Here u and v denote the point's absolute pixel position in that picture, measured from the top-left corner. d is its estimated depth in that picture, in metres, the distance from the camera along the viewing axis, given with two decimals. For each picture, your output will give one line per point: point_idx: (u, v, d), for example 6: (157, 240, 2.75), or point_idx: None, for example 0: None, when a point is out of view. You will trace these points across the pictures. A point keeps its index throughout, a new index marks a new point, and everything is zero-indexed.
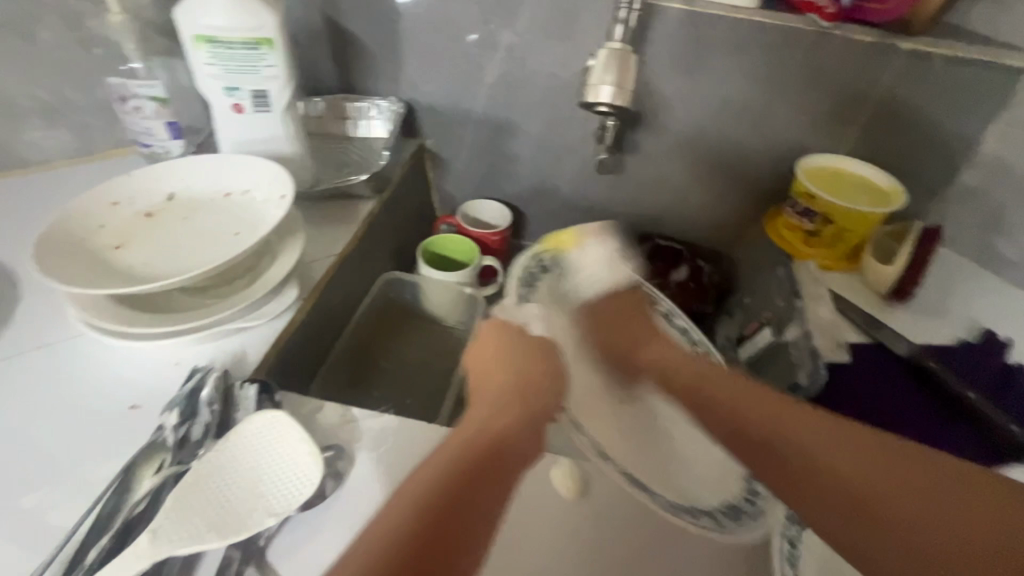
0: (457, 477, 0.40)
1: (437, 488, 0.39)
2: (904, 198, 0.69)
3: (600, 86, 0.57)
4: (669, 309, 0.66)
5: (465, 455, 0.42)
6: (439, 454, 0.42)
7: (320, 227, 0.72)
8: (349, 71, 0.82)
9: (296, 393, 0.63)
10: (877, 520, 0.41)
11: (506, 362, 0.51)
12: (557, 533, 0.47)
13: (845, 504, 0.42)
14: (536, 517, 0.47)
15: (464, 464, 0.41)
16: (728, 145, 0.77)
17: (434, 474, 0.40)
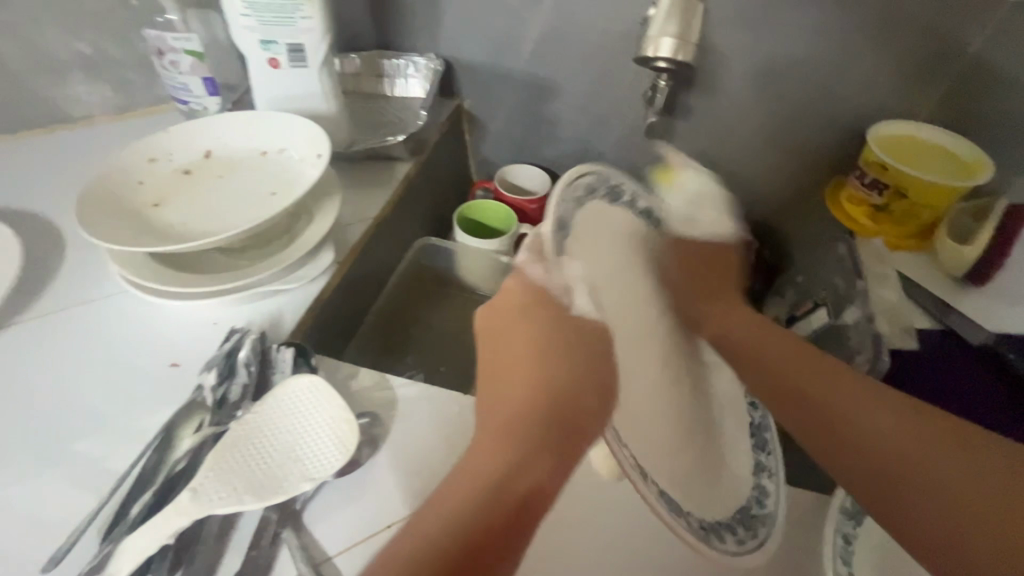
0: (480, 526, 0.33)
1: (460, 536, 0.33)
2: (989, 171, 0.62)
3: (660, 39, 0.52)
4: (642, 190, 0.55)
5: (479, 490, 0.35)
6: (451, 487, 0.36)
7: (356, 189, 0.70)
8: (387, 26, 0.79)
9: (332, 357, 0.63)
10: (896, 480, 0.40)
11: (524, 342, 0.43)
12: (594, 514, 0.45)
13: (869, 470, 0.41)
14: (570, 496, 0.46)
15: (489, 503, 0.34)
16: (792, 109, 0.70)
17: (453, 508, 0.34)
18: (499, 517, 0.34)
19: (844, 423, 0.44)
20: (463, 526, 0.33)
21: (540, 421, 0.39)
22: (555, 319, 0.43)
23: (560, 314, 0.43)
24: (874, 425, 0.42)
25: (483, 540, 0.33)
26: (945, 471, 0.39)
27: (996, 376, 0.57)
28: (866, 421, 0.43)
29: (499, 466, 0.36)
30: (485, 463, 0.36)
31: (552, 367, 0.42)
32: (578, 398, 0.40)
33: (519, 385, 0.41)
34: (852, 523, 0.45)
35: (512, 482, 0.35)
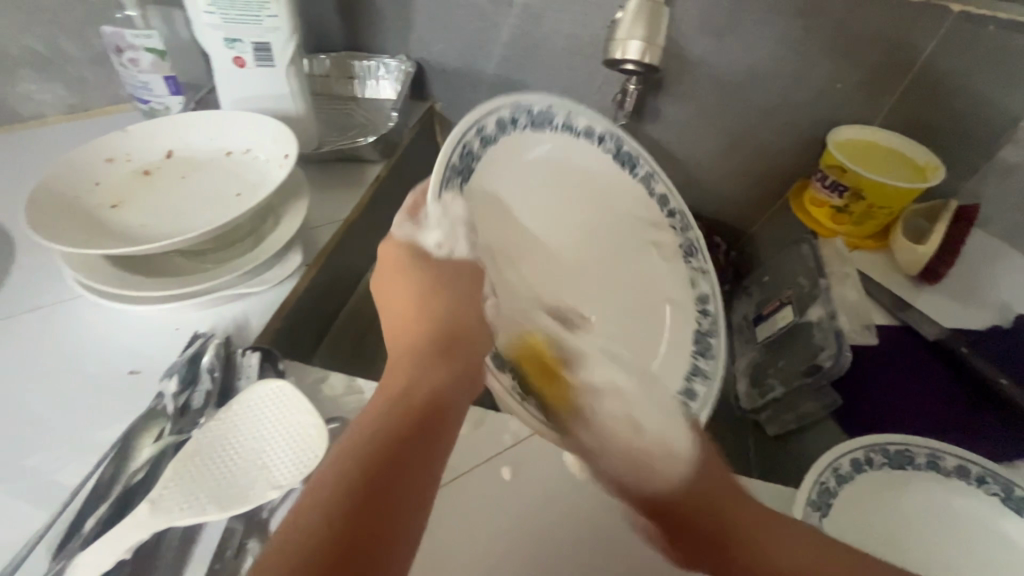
0: (379, 453, 0.32)
1: (359, 471, 0.30)
2: (939, 173, 0.66)
3: (628, 43, 0.52)
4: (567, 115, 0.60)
5: (381, 420, 0.34)
6: (359, 426, 0.33)
7: (326, 191, 0.69)
8: (356, 27, 0.78)
9: (303, 361, 0.61)
10: (725, 547, 0.36)
11: (413, 291, 0.42)
12: (567, 513, 0.45)
13: (711, 549, 0.37)
14: (543, 496, 0.46)
15: (399, 419, 0.34)
16: (757, 114, 0.72)
17: (357, 437, 0.33)
18: (402, 432, 0.33)
19: (742, 564, 0.36)
20: (365, 451, 0.32)
21: (429, 345, 0.39)
22: (429, 269, 0.43)
23: (429, 268, 0.43)
24: (789, 551, 0.36)
25: (394, 459, 0.32)
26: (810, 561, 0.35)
27: (954, 373, 0.59)
28: (736, 526, 0.37)
29: (402, 397, 0.36)
30: (383, 399, 0.36)
31: (434, 297, 0.42)
32: (471, 328, 0.42)
33: (411, 320, 0.41)
34: (817, 513, 0.46)
35: (418, 420, 0.34)
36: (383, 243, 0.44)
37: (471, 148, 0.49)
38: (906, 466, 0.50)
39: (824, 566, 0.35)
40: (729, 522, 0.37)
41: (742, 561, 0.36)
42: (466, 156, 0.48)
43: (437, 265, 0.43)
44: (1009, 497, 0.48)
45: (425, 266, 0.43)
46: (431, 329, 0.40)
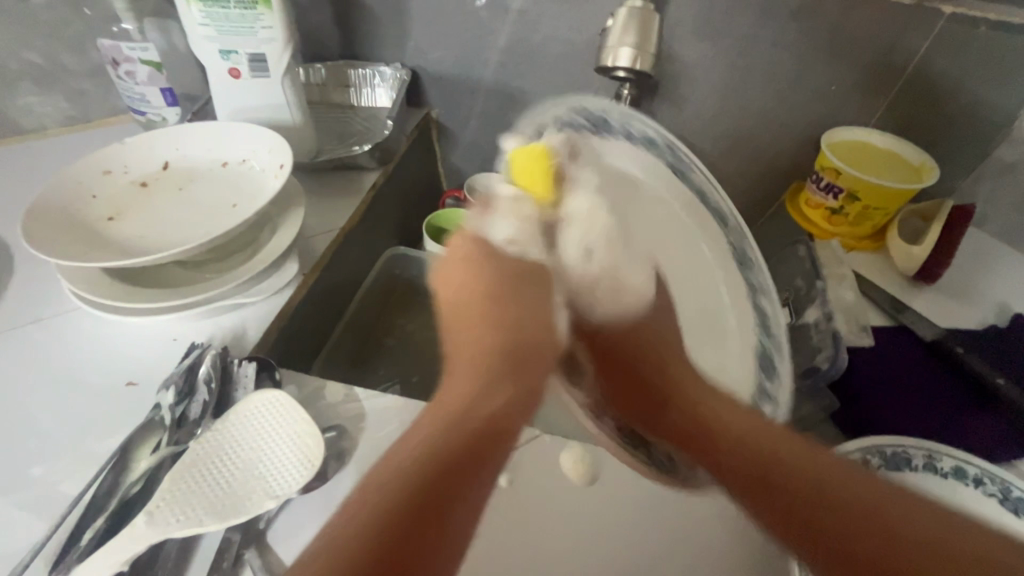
0: (436, 462, 0.33)
1: (421, 477, 0.32)
2: (934, 174, 0.66)
3: (620, 49, 0.53)
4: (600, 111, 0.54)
5: (441, 428, 0.35)
6: (409, 440, 0.35)
7: (323, 199, 0.69)
8: (352, 36, 0.78)
9: (301, 369, 0.61)
10: (802, 519, 0.36)
11: (490, 287, 0.45)
12: (564, 519, 0.45)
13: (781, 509, 0.37)
14: (540, 503, 0.46)
15: (456, 429, 0.35)
16: (752, 117, 0.73)
17: (418, 437, 0.35)
18: (463, 441, 0.35)
19: (827, 513, 0.35)
20: (424, 461, 0.33)
21: (498, 356, 0.41)
22: (492, 262, 0.46)
23: (502, 262, 0.46)
24: (850, 483, 0.36)
25: (451, 465, 0.33)
26: (862, 493, 0.35)
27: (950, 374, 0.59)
28: (834, 471, 0.37)
29: (467, 403, 0.37)
30: (449, 405, 0.38)
31: (504, 314, 0.45)
32: (543, 346, 0.44)
33: (475, 325, 0.45)
34: None
35: (479, 437, 0.35)
36: (456, 239, 0.49)
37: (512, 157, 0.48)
38: (903, 468, 0.50)
39: (831, 491, 0.36)
40: (780, 463, 0.38)
41: (821, 504, 0.35)
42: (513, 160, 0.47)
43: (509, 265, 0.46)
44: (1004, 496, 0.49)
45: (505, 273, 0.46)
46: (500, 341, 0.43)
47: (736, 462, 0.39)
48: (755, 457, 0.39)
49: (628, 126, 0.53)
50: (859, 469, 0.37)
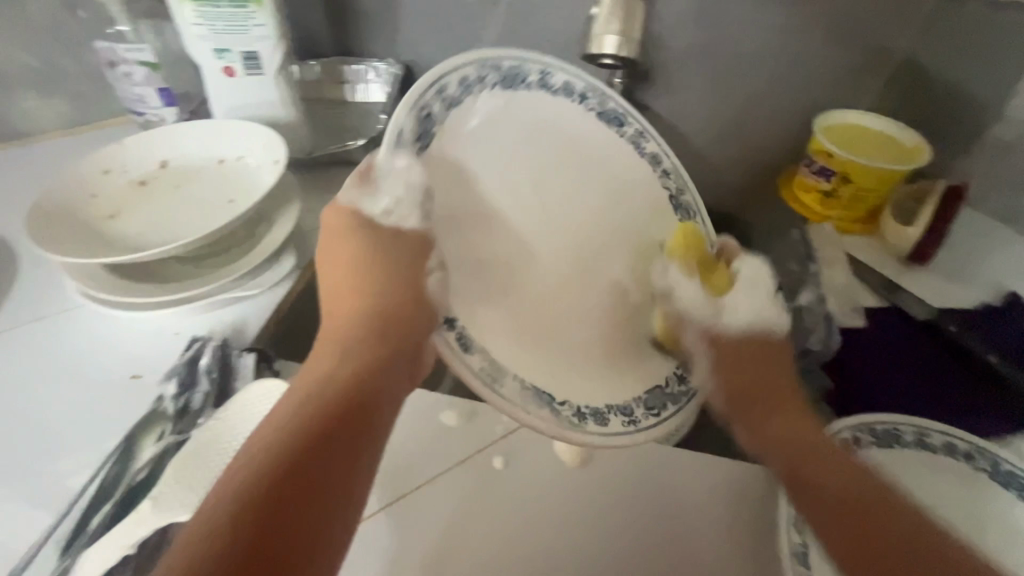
0: (304, 427, 0.34)
1: (287, 442, 0.33)
2: (927, 153, 0.65)
3: (605, 36, 0.53)
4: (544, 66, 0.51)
5: (303, 399, 0.35)
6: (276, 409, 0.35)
7: (319, 194, 0.70)
8: (345, 32, 0.79)
9: (301, 360, 0.62)
10: (864, 527, 0.37)
11: (357, 270, 0.42)
12: (558, 500, 0.46)
13: (834, 504, 0.39)
14: (534, 485, 0.47)
15: (323, 413, 0.34)
16: (744, 102, 0.73)
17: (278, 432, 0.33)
18: (330, 407, 0.35)
19: (859, 520, 0.38)
20: (289, 429, 0.33)
21: (369, 324, 0.39)
22: (372, 239, 0.42)
23: (376, 240, 0.42)
24: (849, 478, 0.40)
25: (331, 428, 0.34)
26: (864, 491, 0.39)
27: (942, 352, 0.59)
28: (832, 462, 0.41)
29: (331, 399, 0.35)
30: (316, 374, 0.37)
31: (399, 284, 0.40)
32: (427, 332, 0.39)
33: (353, 302, 0.41)
34: None
35: (344, 405, 0.35)
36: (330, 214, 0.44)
37: (431, 112, 0.42)
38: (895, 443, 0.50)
39: (880, 502, 0.38)
40: (812, 464, 0.41)
41: (858, 508, 0.38)
42: (426, 120, 0.41)
43: (382, 237, 0.42)
44: (994, 471, 0.49)
45: (376, 250, 0.41)
46: (389, 343, 0.39)
47: (782, 439, 0.43)
48: (796, 465, 0.41)
49: (563, 79, 0.52)
50: (812, 454, 0.42)
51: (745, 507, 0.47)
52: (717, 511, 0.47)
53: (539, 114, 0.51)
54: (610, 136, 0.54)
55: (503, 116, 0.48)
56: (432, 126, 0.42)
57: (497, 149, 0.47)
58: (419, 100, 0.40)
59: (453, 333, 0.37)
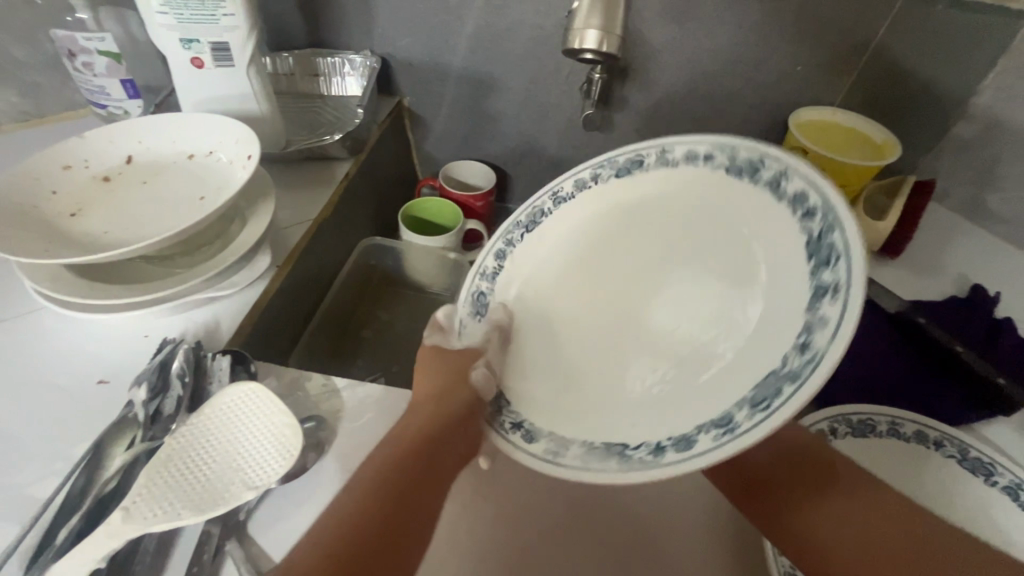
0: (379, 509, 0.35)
1: (361, 514, 0.34)
2: (897, 149, 0.66)
3: (585, 31, 0.53)
4: (554, 187, 0.56)
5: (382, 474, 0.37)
6: (357, 477, 0.37)
7: (294, 190, 0.68)
8: (318, 24, 0.77)
9: (275, 362, 0.61)
10: None
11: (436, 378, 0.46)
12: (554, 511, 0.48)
13: None
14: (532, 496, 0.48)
15: (405, 464, 0.38)
16: (720, 99, 0.74)
17: (358, 487, 0.36)
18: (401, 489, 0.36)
19: None
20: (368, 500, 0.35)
21: (445, 426, 0.42)
22: (453, 355, 0.49)
23: (457, 357, 0.48)
24: None
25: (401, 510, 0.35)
26: None
27: (909, 345, 0.59)
28: None
29: (401, 458, 0.39)
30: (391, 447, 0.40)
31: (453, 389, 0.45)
32: (478, 406, 0.45)
33: (421, 404, 0.44)
34: None
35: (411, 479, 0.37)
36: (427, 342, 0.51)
37: (482, 289, 0.55)
38: (867, 435, 0.52)
39: None
40: None
41: None
42: (479, 299, 0.54)
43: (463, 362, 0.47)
44: (962, 457, 0.51)
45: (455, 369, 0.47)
46: (439, 411, 0.43)
47: None
48: None
49: (585, 173, 0.54)
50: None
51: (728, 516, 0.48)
52: None
53: (579, 220, 0.55)
54: (635, 188, 0.52)
55: (552, 244, 0.55)
56: (485, 298, 0.55)
57: (537, 287, 0.54)
58: (472, 285, 0.55)
59: (510, 427, 0.44)
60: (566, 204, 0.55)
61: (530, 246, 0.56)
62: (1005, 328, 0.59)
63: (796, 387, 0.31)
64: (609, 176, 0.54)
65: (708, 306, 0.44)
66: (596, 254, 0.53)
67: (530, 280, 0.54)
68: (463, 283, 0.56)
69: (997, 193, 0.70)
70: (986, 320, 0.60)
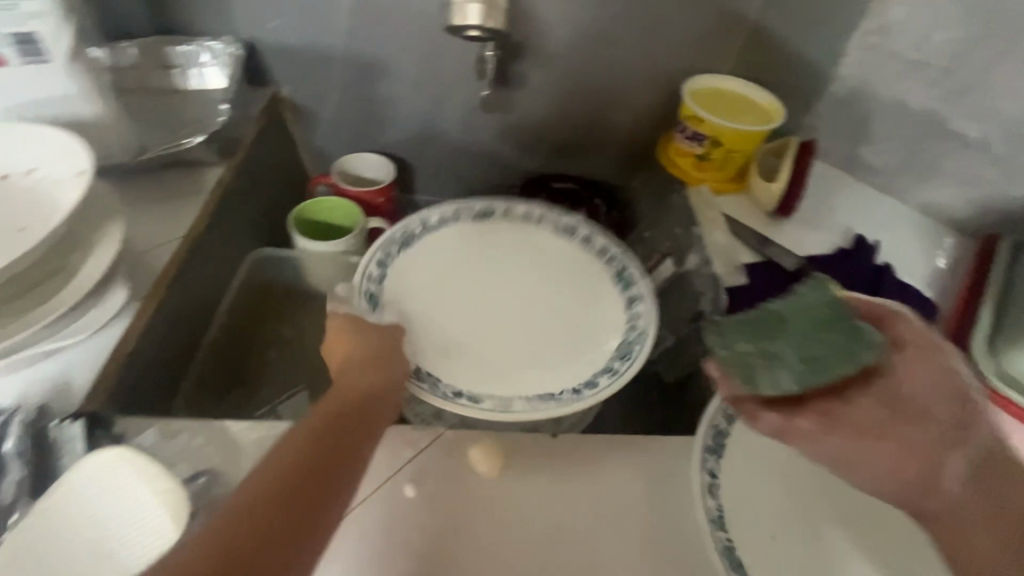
0: None
1: None
2: (783, 112, 0.69)
3: (466, 5, 0.49)
4: (444, 215, 0.61)
5: (217, 551, 0.29)
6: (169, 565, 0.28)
7: (155, 206, 0.58)
8: (163, 7, 0.66)
9: (153, 412, 0.52)
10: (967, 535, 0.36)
11: (348, 369, 0.43)
12: (497, 529, 0.42)
13: None
14: (475, 517, 0.43)
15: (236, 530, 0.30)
16: (616, 71, 0.73)
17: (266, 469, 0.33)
18: (222, 558, 0.29)
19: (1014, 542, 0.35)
20: None
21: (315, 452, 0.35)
22: (358, 338, 0.45)
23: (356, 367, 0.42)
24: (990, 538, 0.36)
25: None
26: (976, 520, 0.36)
27: None
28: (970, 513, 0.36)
29: (296, 459, 0.34)
30: (251, 491, 0.32)
31: (345, 394, 0.40)
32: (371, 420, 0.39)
33: (309, 423, 0.37)
34: (715, 458, 0.45)
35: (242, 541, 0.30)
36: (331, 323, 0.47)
37: (374, 275, 0.55)
38: None
39: None
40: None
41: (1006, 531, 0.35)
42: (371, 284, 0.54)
43: (370, 359, 0.44)
44: None
45: (359, 372, 0.42)
46: (312, 433, 0.36)
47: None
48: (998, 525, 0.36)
49: (477, 207, 0.61)
50: None
51: (668, 497, 0.45)
52: (635, 497, 0.45)
53: (446, 249, 0.59)
54: (480, 228, 0.61)
55: (436, 266, 0.58)
56: (372, 287, 0.54)
57: (424, 292, 0.56)
58: (374, 257, 0.55)
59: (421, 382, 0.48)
60: (433, 234, 0.60)
61: (403, 279, 0.56)
62: (887, 272, 0.64)
63: (609, 381, 0.51)
64: (450, 216, 0.61)
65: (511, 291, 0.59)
66: (461, 276, 0.59)
67: (425, 300, 0.56)
68: (364, 256, 0.55)
69: (871, 147, 0.74)
70: (871, 265, 0.65)
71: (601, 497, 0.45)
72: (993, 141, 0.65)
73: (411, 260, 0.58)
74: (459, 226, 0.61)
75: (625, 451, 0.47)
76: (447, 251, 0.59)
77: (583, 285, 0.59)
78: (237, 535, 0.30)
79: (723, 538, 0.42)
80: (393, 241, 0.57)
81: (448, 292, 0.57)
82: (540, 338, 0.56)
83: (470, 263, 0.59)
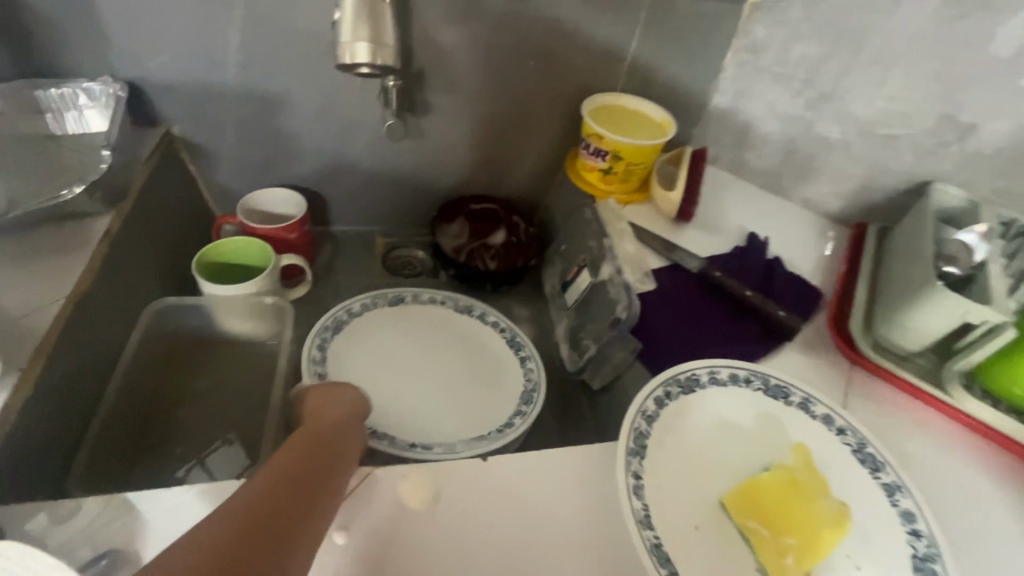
0: None
1: None
2: (674, 126, 0.74)
3: (354, 44, 0.51)
4: (363, 304, 0.72)
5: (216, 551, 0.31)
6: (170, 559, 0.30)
7: (32, 264, 0.53)
8: (27, 51, 0.61)
9: (45, 491, 0.47)
10: None
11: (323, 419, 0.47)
12: (431, 564, 0.42)
13: None
14: (409, 554, 0.42)
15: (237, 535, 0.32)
16: (518, 95, 0.75)
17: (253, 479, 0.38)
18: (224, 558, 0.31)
19: None
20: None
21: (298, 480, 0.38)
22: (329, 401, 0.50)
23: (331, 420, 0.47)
24: None
25: None
26: None
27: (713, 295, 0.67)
28: None
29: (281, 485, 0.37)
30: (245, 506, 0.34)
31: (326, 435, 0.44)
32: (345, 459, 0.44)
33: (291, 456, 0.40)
34: (638, 459, 0.48)
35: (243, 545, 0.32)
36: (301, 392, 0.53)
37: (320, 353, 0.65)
38: (695, 388, 0.54)
39: None
40: None
41: None
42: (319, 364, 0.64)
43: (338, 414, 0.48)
44: (767, 387, 0.55)
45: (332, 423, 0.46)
46: (294, 465, 0.39)
47: None
48: None
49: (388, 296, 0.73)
50: None
51: (596, 504, 0.47)
52: (565, 509, 0.46)
53: (371, 334, 0.70)
54: (391, 315, 0.72)
55: (362, 343, 0.69)
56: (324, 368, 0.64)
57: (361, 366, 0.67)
58: (314, 341, 0.66)
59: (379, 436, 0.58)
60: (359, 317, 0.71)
61: (343, 353, 0.67)
62: (777, 265, 0.70)
63: (528, 417, 0.65)
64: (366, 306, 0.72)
65: (426, 356, 0.70)
66: (382, 350, 0.69)
67: (362, 369, 0.67)
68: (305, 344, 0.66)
69: (753, 152, 0.81)
70: (764, 260, 0.71)
71: (533, 513, 0.45)
72: (851, 142, 0.73)
73: (344, 341, 0.68)
74: (375, 311, 0.72)
75: (553, 464, 0.48)
76: (369, 329, 0.70)
77: (485, 353, 0.72)
78: (234, 538, 0.32)
79: (650, 536, 0.44)
80: (329, 324, 0.68)
81: (375, 361, 0.68)
82: (459, 393, 0.67)
83: (387, 340, 0.70)
